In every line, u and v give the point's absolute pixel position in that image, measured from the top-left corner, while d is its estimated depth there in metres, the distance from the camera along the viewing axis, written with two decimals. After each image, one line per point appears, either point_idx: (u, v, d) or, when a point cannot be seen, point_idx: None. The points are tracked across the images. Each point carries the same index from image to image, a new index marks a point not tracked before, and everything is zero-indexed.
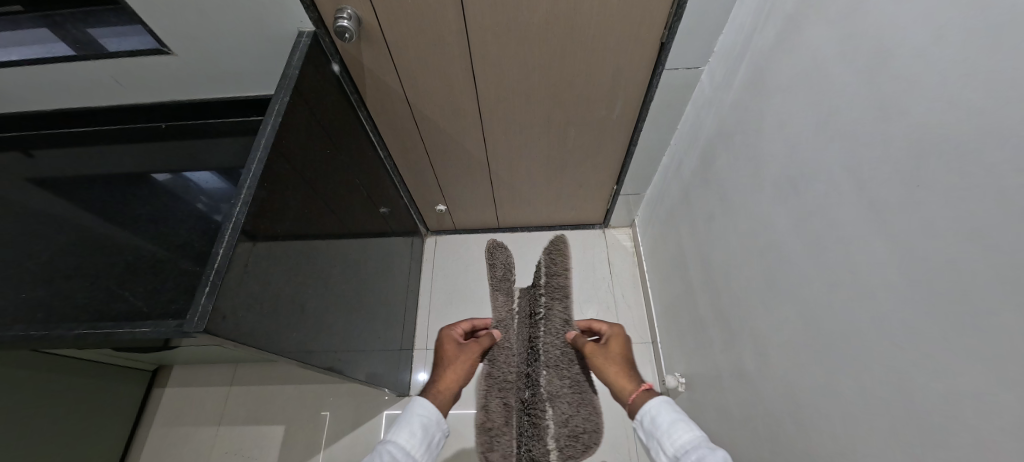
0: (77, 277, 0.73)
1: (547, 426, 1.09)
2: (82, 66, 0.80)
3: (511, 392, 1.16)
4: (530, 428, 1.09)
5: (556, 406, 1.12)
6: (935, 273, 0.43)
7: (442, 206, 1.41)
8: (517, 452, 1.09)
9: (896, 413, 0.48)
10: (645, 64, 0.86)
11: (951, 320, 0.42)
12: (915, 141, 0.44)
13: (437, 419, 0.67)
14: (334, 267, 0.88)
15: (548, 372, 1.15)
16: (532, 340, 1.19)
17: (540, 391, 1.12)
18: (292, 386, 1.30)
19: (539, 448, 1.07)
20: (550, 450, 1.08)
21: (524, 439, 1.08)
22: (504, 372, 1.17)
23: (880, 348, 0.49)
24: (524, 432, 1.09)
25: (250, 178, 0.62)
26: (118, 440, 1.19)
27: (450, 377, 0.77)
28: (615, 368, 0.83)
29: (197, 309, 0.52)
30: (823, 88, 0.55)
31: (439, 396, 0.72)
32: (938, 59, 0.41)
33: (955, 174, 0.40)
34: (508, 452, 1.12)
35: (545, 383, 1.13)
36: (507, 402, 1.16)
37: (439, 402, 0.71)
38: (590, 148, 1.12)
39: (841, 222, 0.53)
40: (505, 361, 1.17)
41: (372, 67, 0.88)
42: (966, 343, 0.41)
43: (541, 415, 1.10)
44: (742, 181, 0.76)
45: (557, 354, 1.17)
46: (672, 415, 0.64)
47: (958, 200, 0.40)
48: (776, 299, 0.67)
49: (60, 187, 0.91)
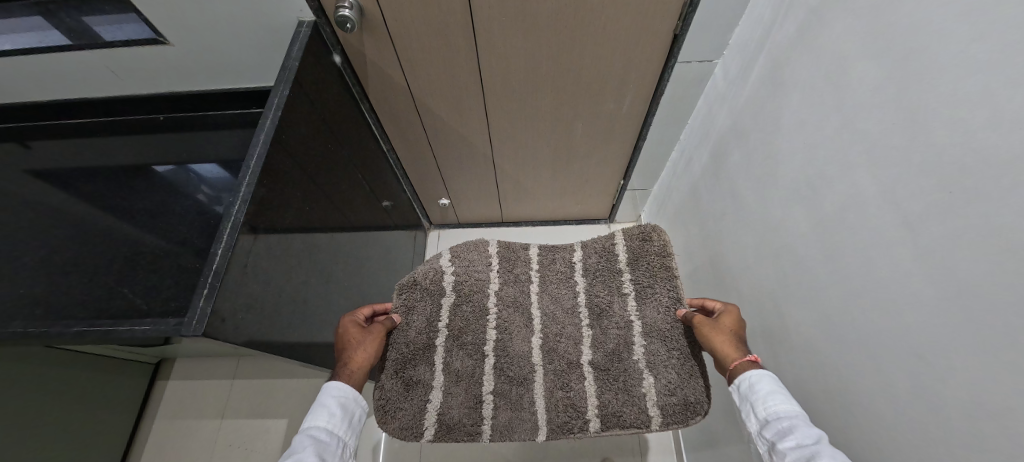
0: (77, 273, 0.72)
1: (647, 376, 0.74)
2: (77, 55, 0.77)
3: (565, 345, 0.79)
4: (598, 369, 0.76)
5: (659, 374, 0.73)
6: (967, 286, 0.41)
7: (445, 199, 1.39)
8: (591, 405, 0.73)
9: (913, 424, 0.47)
10: (657, 56, 0.83)
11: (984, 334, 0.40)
12: (950, 144, 0.42)
13: (357, 399, 0.61)
14: (337, 263, 0.87)
15: (640, 306, 0.79)
16: (627, 284, 0.81)
17: (609, 337, 0.78)
18: (296, 379, 1.31)
19: (620, 403, 0.73)
20: (647, 415, 0.72)
21: (584, 385, 0.75)
22: (557, 308, 0.82)
23: (901, 357, 0.48)
24: (610, 385, 0.74)
25: (249, 174, 0.60)
26: (122, 431, 1.20)
27: (361, 358, 0.66)
28: (722, 337, 0.63)
29: (195, 312, 0.51)
30: (851, 83, 0.53)
31: (351, 375, 0.63)
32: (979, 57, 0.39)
33: (990, 182, 0.38)
34: (555, 404, 0.74)
35: (635, 311, 0.78)
36: (563, 359, 0.77)
37: (355, 382, 0.63)
38: (597, 142, 1.10)
39: (864, 227, 0.52)
40: (556, 294, 0.83)
41: (375, 58, 0.85)
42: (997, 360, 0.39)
43: (627, 362, 0.76)
44: (758, 179, 0.73)
45: (661, 316, 0.77)
46: (774, 389, 0.54)
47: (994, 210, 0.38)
48: (790, 302, 0.66)
49: (57, 179, 0.89)
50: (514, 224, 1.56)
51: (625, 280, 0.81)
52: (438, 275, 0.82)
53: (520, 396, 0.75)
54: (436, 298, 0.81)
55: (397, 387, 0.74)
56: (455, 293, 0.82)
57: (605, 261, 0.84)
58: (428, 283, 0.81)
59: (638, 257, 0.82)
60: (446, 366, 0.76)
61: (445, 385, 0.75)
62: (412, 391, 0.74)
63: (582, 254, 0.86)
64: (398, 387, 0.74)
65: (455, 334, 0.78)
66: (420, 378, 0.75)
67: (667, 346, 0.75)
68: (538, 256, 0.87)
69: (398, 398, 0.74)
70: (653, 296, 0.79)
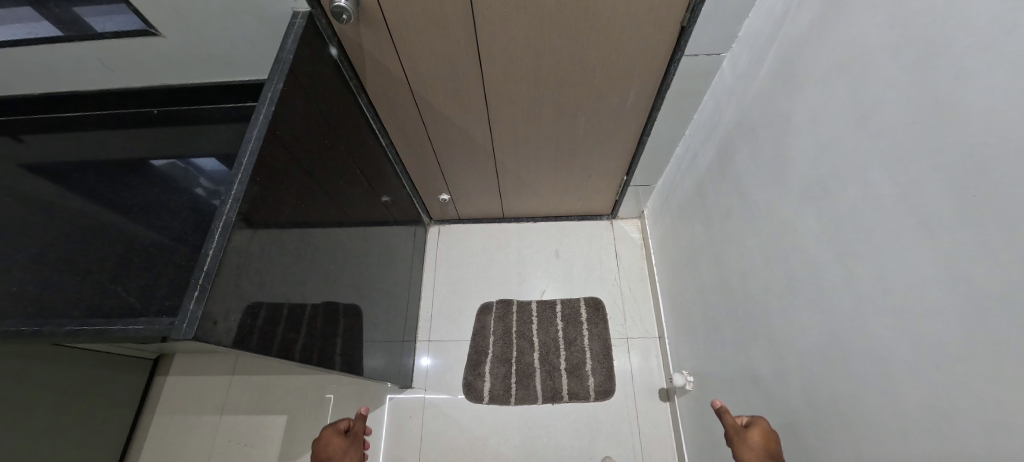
0: (70, 269, 0.70)
1: (591, 374, 1.27)
2: (68, 47, 0.75)
3: (548, 358, 1.31)
4: (566, 368, 1.29)
5: (596, 377, 1.27)
6: (994, 292, 0.39)
7: (445, 195, 1.38)
8: (562, 389, 1.26)
9: (927, 432, 0.47)
10: (663, 49, 0.81)
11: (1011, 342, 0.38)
12: (976, 143, 0.39)
13: None
14: (335, 261, 0.86)
15: (591, 340, 1.33)
16: (586, 328, 1.34)
17: (573, 358, 1.30)
18: (296, 376, 1.31)
19: (576, 388, 1.25)
20: (590, 396, 1.24)
21: (559, 379, 1.28)
22: (544, 342, 1.34)
23: (918, 363, 0.46)
24: (571, 380, 1.27)
25: (242, 171, 0.58)
26: (121, 426, 1.22)
27: None
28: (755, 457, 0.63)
29: (186, 314, 0.49)
30: (867, 80, 0.51)
31: None
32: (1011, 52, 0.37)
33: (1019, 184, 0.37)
34: (540, 392, 1.26)
35: (587, 344, 1.31)
36: (546, 367, 1.30)
37: None
38: (600, 137, 1.07)
39: (878, 229, 0.50)
40: (546, 327, 1.36)
41: (373, 51, 0.83)
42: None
43: (580, 370, 1.28)
44: (766, 178, 0.72)
45: (601, 343, 1.32)
46: None
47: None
48: (798, 304, 0.65)
49: (50, 173, 0.88)
50: (515, 220, 1.55)
51: (584, 327, 1.34)
52: (490, 322, 1.37)
53: (527, 381, 1.28)
54: (486, 333, 1.36)
55: (471, 378, 1.29)
56: (495, 328, 1.36)
57: (573, 311, 1.37)
58: (485, 329, 1.36)
59: (594, 308, 1.37)
60: (496, 370, 1.30)
61: (495, 377, 1.29)
62: (478, 378, 1.29)
63: (560, 305, 1.39)
64: (471, 376, 1.29)
65: (500, 350, 1.33)
66: (483, 373, 1.30)
67: (601, 364, 1.29)
68: (539, 308, 1.39)
69: (472, 382, 1.29)
70: (599, 330, 1.34)
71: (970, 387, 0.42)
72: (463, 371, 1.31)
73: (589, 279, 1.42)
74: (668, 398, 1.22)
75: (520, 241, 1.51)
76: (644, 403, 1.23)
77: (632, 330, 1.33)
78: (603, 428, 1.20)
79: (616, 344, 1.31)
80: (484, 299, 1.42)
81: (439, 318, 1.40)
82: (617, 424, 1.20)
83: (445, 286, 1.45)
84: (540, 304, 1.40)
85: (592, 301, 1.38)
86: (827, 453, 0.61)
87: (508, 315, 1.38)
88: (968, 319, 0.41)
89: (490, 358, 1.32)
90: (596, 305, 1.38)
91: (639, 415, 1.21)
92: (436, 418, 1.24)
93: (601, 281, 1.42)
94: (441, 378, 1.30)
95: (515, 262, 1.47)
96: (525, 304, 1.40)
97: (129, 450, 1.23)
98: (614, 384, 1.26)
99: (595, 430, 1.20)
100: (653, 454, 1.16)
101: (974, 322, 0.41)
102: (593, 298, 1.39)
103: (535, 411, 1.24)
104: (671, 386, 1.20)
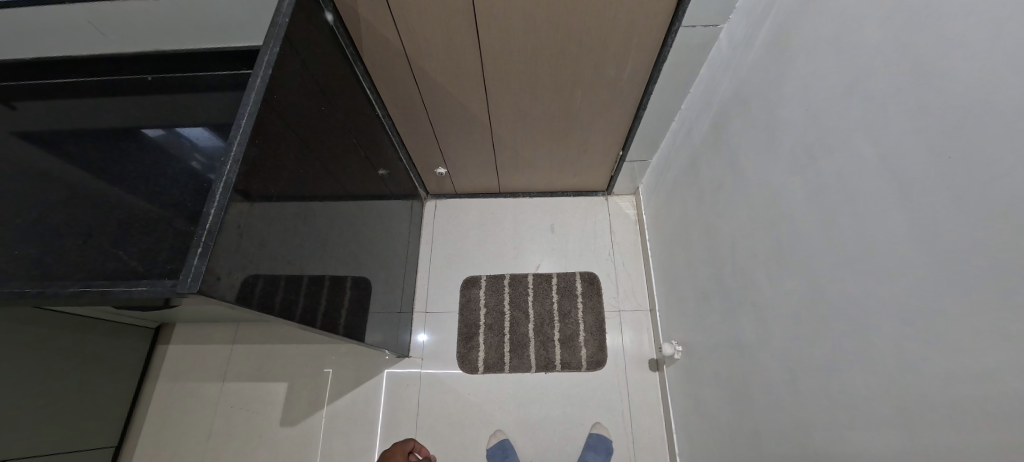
0: (70, 234, 0.70)
1: (583, 345, 1.31)
2: (58, 10, 0.74)
3: (543, 328, 1.35)
4: (560, 339, 1.32)
5: (588, 346, 1.31)
6: (976, 250, 0.41)
7: (441, 169, 1.38)
8: (555, 359, 1.30)
9: (902, 390, 0.49)
10: (662, 20, 0.80)
11: (985, 305, 0.41)
12: (971, 107, 0.40)
13: None
14: (334, 230, 0.87)
15: (585, 312, 1.35)
16: (580, 303, 1.37)
17: (568, 328, 1.34)
18: (295, 346, 1.34)
19: (568, 358, 1.29)
20: (582, 367, 1.28)
21: (553, 350, 1.31)
22: (540, 314, 1.36)
23: (896, 322, 0.49)
24: (565, 348, 1.31)
25: (241, 133, 0.58)
26: (125, 390, 1.26)
27: None
28: None
29: (190, 270, 0.51)
30: (858, 50, 0.52)
31: None
32: (1003, 17, 0.38)
33: (1008, 152, 0.38)
34: (535, 361, 1.30)
35: (581, 317, 1.35)
36: (541, 336, 1.33)
37: None
38: (596, 111, 1.08)
39: (863, 197, 0.52)
40: (542, 299, 1.38)
41: (368, 17, 0.82)
42: (998, 327, 0.40)
43: (575, 339, 1.32)
44: (757, 149, 0.73)
45: (593, 317, 1.35)
46: None
47: (1007, 176, 0.38)
48: (784, 270, 0.68)
49: (46, 141, 0.87)
50: (512, 195, 1.55)
51: (579, 300, 1.37)
52: (479, 295, 1.40)
53: (521, 352, 1.31)
54: (473, 307, 1.38)
55: (464, 350, 1.32)
56: (484, 302, 1.39)
57: (567, 284, 1.40)
58: (475, 302, 1.39)
59: (589, 283, 1.39)
60: (486, 341, 1.34)
61: (485, 346, 1.33)
62: (471, 349, 1.32)
63: (556, 279, 1.41)
64: (463, 348, 1.33)
65: (490, 321, 1.36)
66: (477, 344, 1.33)
67: (594, 335, 1.33)
68: (535, 281, 1.41)
69: (466, 353, 1.32)
70: (593, 304, 1.37)
71: (950, 341, 0.44)
72: (456, 344, 1.34)
73: (585, 253, 1.45)
74: (657, 368, 1.26)
75: (516, 216, 1.52)
76: (635, 373, 1.27)
77: (625, 303, 1.36)
78: (594, 397, 1.25)
79: (609, 317, 1.35)
80: (474, 273, 1.44)
81: (435, 291, 1.42)
82: (608, 393, 1.25)
83: (441, 260, 1.47)
84: (537, 277, 1.42)
85: (588, 276, 1.41)
86: (808, 412, 0.65)
87: (498, 287, 1.41)
88: (947, 283, 0.44)
89: (480, 331, 1.35)
90: (590, 279, 1.40)
91: (629, 384, 1.26)
92: (434, 388, 1.28)
93: (595, 256, 1.44)
94: (438, 349, 1.33)
95: (511, 237, 1.49)
96: (521, 277, 1.42)
97: (134, 415, 1.29)
98: (605, 355, 1.30)
99: (587, 399, 1.24)
100: (642, 420, 1.21)
101: (951, 279, 0.43)
102: (589, 273, 1.41)
103: (529, 381, 1.28)
104: (661, 357, 1.24)
